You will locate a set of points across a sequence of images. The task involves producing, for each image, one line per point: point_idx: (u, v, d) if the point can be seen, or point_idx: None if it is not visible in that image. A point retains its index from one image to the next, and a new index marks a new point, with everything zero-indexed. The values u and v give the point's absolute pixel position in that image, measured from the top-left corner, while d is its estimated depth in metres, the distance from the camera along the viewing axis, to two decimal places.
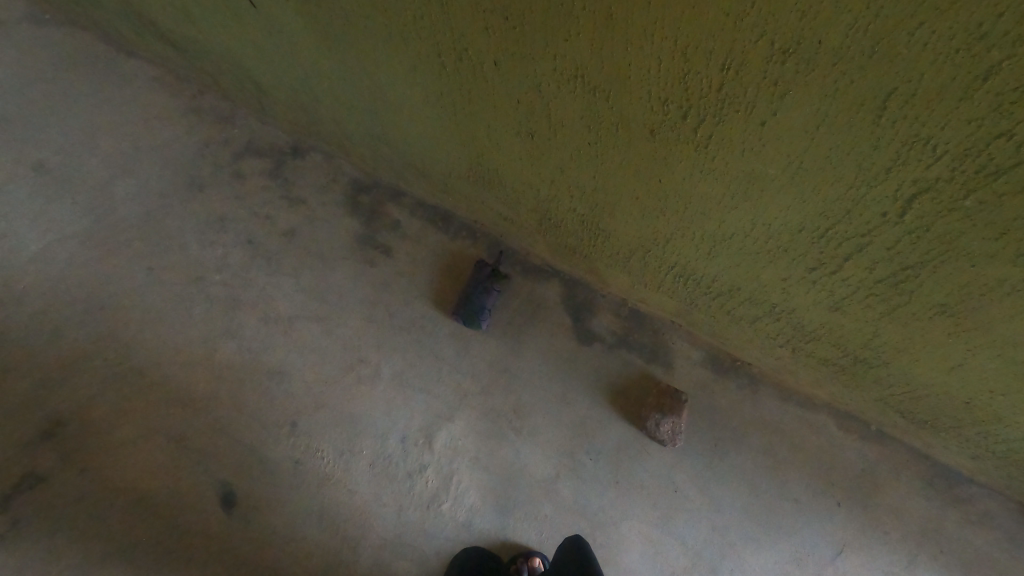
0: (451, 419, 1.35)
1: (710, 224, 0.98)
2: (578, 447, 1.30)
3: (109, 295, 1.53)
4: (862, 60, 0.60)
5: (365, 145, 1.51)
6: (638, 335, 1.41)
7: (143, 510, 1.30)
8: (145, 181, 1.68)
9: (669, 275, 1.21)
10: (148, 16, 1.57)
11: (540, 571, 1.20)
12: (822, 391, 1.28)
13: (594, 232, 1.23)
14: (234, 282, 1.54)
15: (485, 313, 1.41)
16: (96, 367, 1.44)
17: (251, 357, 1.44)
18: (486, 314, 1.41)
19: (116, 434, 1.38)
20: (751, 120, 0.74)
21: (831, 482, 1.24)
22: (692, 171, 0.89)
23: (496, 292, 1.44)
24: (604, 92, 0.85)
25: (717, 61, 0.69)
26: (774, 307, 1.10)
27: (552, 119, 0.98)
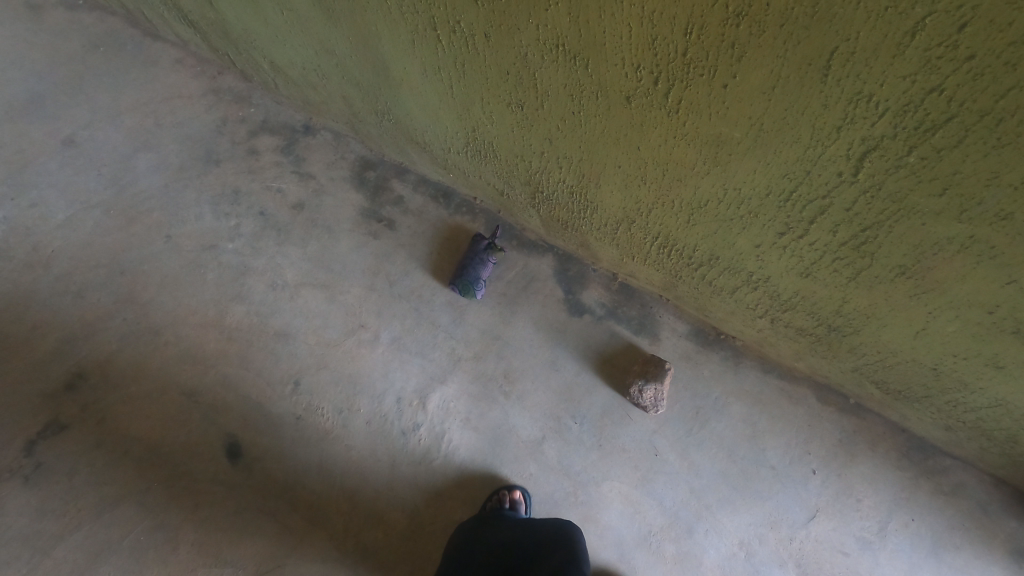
0: (445, 382, 1.42)
1: (686, 191, 1.04)
2: (564, 411, 1.36)
3: (130, 261, 1.63)
4: (805, 20, 0.65)
5: (371, 122, 1.59)
6: (626, 308, 1.46)
7: (155, 458, 1.39)
8: (166, 156, 1.78)
9: (654, 246, 1.26)
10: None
11: (520, 503, 1.25)
12: (801, 363, 1.32)
13: (582, 205, 1.29)
14: (246, 250, 1.62)
15: (482, 285, 1.48)
16: (116, 326, 1.54)
17: (259, 320, 1.53)
18: (483, 286, 1.48)
19: (133, 388, 1.47)
20: (715, 83, 0.80)
21: (807, 451, 1.28)
22: (667, 136, 0.94)
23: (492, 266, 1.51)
24: (583, 60, 0.91)
25: (681, 25, 0.75)
26: (750, 276, 1.14)
27: (539, 89, 1.04)
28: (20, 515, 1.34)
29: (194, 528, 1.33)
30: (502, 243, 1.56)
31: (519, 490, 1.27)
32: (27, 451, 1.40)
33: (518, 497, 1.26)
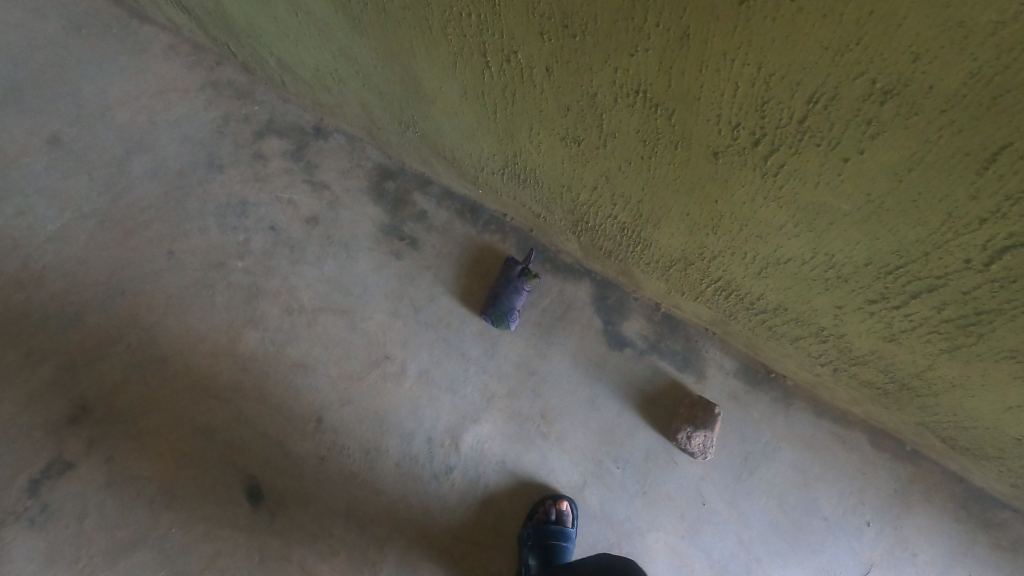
0: (478, 421, 1.33)
1: (765, 247, 0.93)
2: (605, 454, 1.29)
3: (130, 279, 1.50)
4: (976, 110, 0.54)
5: (391, 130, 1.44)
6: (669, 341, 1.37)
7: (169, 500, 1.31)
8: (164, 159, 1.63)
9: (711, 288, 1.16)
10: None
11: (567, 514, 1.21)
12: (857, 408, 1.25)
13: (633, 240, 1.18)
14: (257, 269, 1.50)
15: (514, 318, 1.38)
16: (120, 353, 1.43)
17: (275, 348, 1.42)
18: (515, 319, 1.38)
19: (142, 422, 1.37)
20: (833, 156, 0.68)
21: (862, 501, 1.23)
22: (755, 196, 0.83)
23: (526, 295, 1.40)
24: (667, 110, 0.78)
25: (806, 93, 0.63)
26: (821, 330, 1.05)
27: (604, 129, 0.91)
28: (29, 561, 1.26)
29: None
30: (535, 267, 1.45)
31: (565, 499, 1.24)
32: (30, 491, 1.31)
33: (565, 509, 1.22)
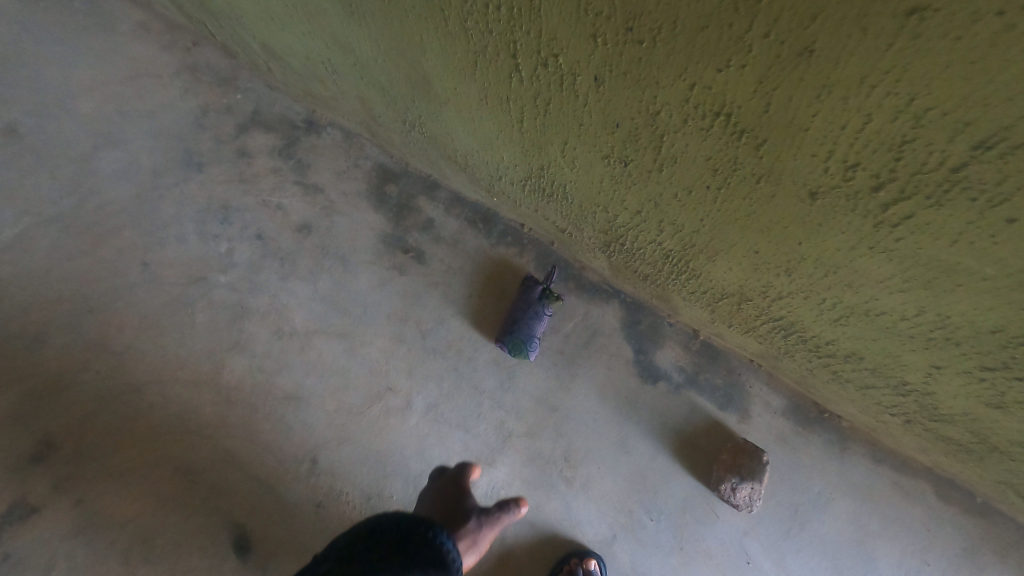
0: (493, 464, 1.19)
1: (851, 297, 0.77)
2: (636, 504, 1.15)
3: (99, 295, 1.32)
4: None
5: (394, 128, 1.26)
6: (709, 374, 1.22)
7: (148, 550, 1.17)
8: (135, 155, 1.44)
9: (768, 326, 1.00)
10: None
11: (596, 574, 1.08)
12: (924, 457, 1.10)
13: (678, 269, 1.01)
14: (242, 285, 1.33)
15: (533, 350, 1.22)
16: (89, 381, 1.27)
17: (264, 377, 1.27)
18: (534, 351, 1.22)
19: (116, 461, 1.23)
20: (990, 213, 0.52)
21: (926, 561, 1.10)
22: (856, 244, 0.67)
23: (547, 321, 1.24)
24: (755, 138, 0.61)
25: (977, 136, 0.46)
26: (902, 384, 0.90)
27: (661, 153, 0.74)
28: None
29: None
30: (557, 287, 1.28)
31: (594, 557, 1.10)
32: None
33: (593, 568, 1.09)
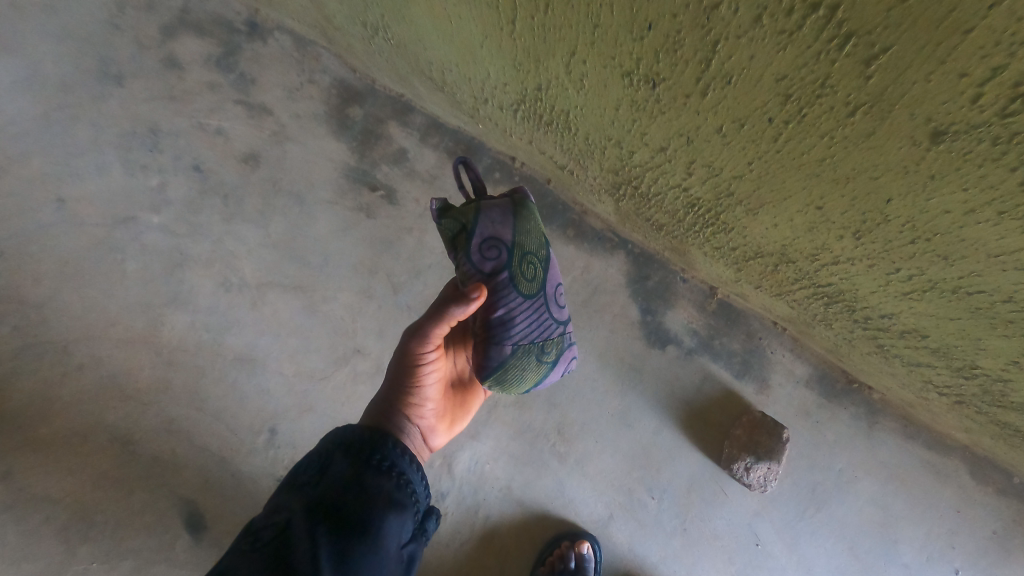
0: (477, 437, 1.04)
1: (939, 271, 0.59)
2: (638, 483, 1.02)
3: (6, 235, 1.11)
4: None
5: (353, 33, 1.01)
6: (726, 339, 1.05)
7: (87, 529, 1.04)
8: (38, 62, 1.17)
9: (807, 292, 0.83)
10: None
11: (588, 558, 0.97)
12: (963, 434, 0.98)
13: (706, 221, 0.82)
14: (178, 228, 1.12)
15: (540, 381, 0.63)
16: (4, 338, 1.09)
17: (210, 337, 1.09)
18: (551, 378, 0.64)
19: (44, 429, 1.07)
20: None
21: (951, 545, 1.00)
22: (975, 207, 0.48)
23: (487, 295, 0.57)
24: (871, 49, 0.40)
25: None
26: (966, 367, 0.75)
27: (712, 68, 0.52)
28: None
29: None
30: (449, 233, 0.59)
31: (587, 540, 0.99)
32: None
33: (586, 552, 0.98)
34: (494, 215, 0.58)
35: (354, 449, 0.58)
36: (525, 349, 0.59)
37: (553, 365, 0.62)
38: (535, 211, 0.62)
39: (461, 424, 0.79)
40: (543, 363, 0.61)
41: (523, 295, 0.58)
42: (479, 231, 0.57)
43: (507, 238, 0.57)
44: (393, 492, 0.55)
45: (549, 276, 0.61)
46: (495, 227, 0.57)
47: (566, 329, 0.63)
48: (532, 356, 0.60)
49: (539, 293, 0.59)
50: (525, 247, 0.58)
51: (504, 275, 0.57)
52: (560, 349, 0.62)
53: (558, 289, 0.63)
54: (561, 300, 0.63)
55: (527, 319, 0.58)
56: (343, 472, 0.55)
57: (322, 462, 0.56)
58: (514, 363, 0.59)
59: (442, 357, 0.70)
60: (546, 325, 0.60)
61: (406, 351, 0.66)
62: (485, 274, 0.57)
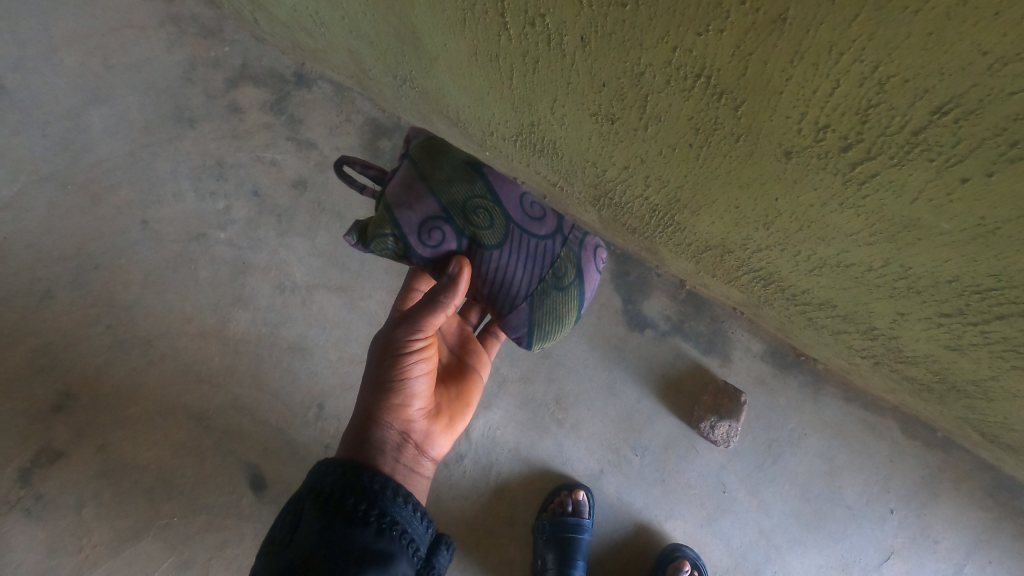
0: (489, 407, 1.24)
1: (824, 249, 0.81)
2: (623, 442, 1.23)
3: (102, 252, 1.36)
4: None
5: (384, 82, 1.27)
6: (694, 322, 1.27)
7: (169, 490, 1.26)
8: (126, 110, 1.43)
9: (749, 275, 1.05)
10: None
11: (584, 504, 1.17)
12: (891, 396, 1.19)
13: (665, 222, 1.05)
14: (242, 241, 1.37)
15: (582, 298, 0.76)
16: (100, 334, 1.32)
17: (269, 330, 1.33)
18: (589, 288, 0.77)
19: (132, 409, 1.30)
20: (946, 173, 0.55)
21: (887, 489, 1.19)
22: (826, 200, 0.70)
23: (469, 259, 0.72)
24: (734, 101, 0.63)
25: (933, 103, 0.49)
26: (870, 329, 0.96)
27: (645, 111, 0.75)
28: (28, 552, 1.22)
29: (225, 566, 1.23)
30: (390, 247, 0.72)
31: (581, 489, 1.19)
32: (23, 481, 1.25)
33: (581, 499, 1.18)
34: (408, 202, 0.70)
35: (328, 498, 0.65)
36: (542, 286, 0.73)
37: (575, 275, 0.74)
38: (446, 163, 0.73)
39: (458, 426, 0.88)
40: (567, 283, 0.74)
41: (492, 244, 0.71)
42: (410, 229, 0.70)
43: (434, 211, 0.70)
44: (376, 533, 0.63)
45: (505, 209, 0.72)
46: (419, 212, 0.70)
47: (559, 239, 0.74)
48: (553, 286, 0.73)
49: (506, 232, 0.71)
50: (453, 202, 0.70)
51: (465, 241, 0.71)
52: (569, 255, 0.74)
53: (518, 204, 0.73)
54: (530, 215, 0.73)
55: (518, 265, 0.72)
56: (315, 528, 0.61)
57: (298, 517, 0.64)
58: (540, 311, 0.73)
59: (428, 348, 0.79)
60: (536, 249, 0.72)
61: (394, 339, 0.76)
62: (449, 251, 0.72)
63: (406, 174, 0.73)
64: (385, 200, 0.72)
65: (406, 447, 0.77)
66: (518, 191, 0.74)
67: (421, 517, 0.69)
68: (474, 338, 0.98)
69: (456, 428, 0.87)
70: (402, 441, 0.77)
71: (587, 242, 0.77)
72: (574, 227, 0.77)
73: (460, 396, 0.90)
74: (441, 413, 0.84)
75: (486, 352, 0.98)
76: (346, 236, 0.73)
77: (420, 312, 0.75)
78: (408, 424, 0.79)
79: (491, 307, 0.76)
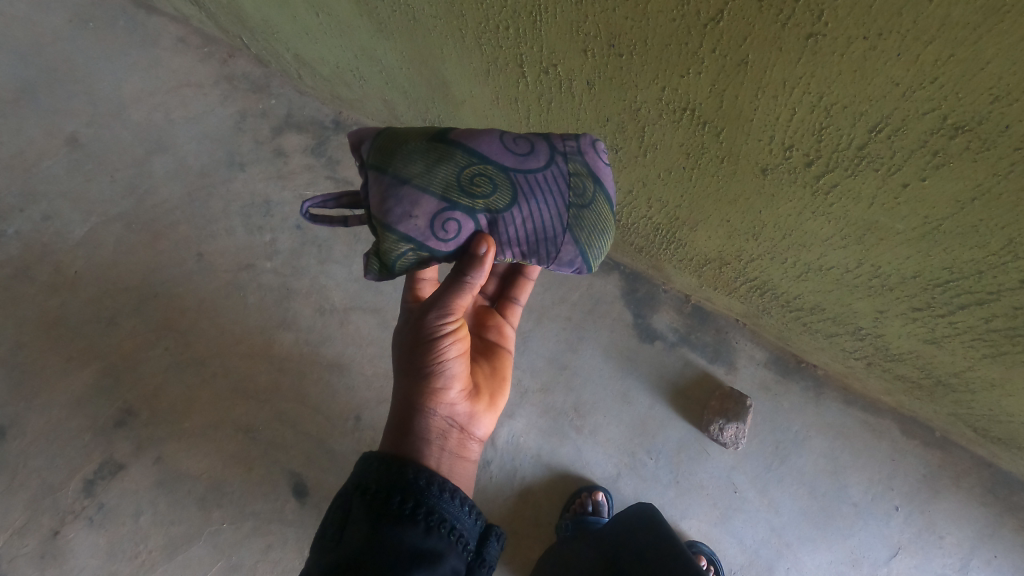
0: (512, 416, 1.33)
1: (807, 255, 0.92)
2: (638, 446, 1.32)
3: (161, 282, 1.51)
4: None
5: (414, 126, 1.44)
6: (700, 334, 1.38)
7: (219, 497, 1.37)
8: (184, 157, 1.61)
9: (745, 285, 1.16)
10: None
11: (603, 504, 1.26)
12: (889, 398, 1.28)
13: (667, 239, 1.17)
14: (286, 270, 1.52)
15: (612, 201, 0.69)
16: (159, 356, 1.46)
17: (310, 349, 1.46)
18: (613, 184, 0.70)
19: (187, 423, 1.42)
20: (890, 181, 0.68)
21: (890, 487, 1.27)
22: (801, 210, 0.82)
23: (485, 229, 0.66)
24: (715, 128, 0.77)
25: (868, 124, 0.62)
26: (858, 329, 1.06)
27: (643, 141, 0.89)
28: (91, 557, 1.33)
29: (270, 569, 1.33)
30: (413, 260, 0.67)
31: (600, 491, 1.28)
32: (87, 491, 1.37)
33: (600, 500, 1.26)
34: (406, 211, 0.64)
35: (372, 498, 0.63)
36: (573, 213, 0.66)
37: (594, 183, 0.67)
38: (413, 151, 0.65)
39: (499, 403, 0.89)
40: (591, 196, 0.67)
41: (506, 206, 0.65)
42: (424, 235, 0.64)
43: (437, 204, 0.64)
44: (424, 531, 0.61)
45: (497, 163, 0.65)
46: (422, 214, 0.64)
47: (559, 157, 0.67)
48: (582, 207, 0.67)
49: (512, 185, 0.65)
50: (447, 185, 0.64)
51: (481, 215, 0.66)
52: (578, 168, 0.67)
53: (503, 148, 0.66)
54: (520, 154, 0.66)
55: (540, 207, 0.66)
56: (362, 532, 0.60)
57: (345, 515, 0.63)
58: (586, 239, 0.67)
59: (460, 331, 0.78)
60: (545, 182, 0.66)
61: (425, 330, 0.75)
62: (471, 234, 0.66)
63: (379, 182, 0.65)
64: (379, 223, 0.65)
65: (449, 434, 0.77)
66: (495, 135, 0.66)
67: (469, 509, 0.66)
68: (493, 312, 0.98)
69: (497, 405, 0.88)
70: (446, 428, 0.77)
71: (584, 145, 0.69)
72: (564, 136, 0.69)
73: (495, 372, 0.91)
74: (482, 394, 0.85)
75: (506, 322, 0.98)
76: (368, 276, 0.69)
77: (447, 298, 0.73)
78: (450, 408, 0.79)
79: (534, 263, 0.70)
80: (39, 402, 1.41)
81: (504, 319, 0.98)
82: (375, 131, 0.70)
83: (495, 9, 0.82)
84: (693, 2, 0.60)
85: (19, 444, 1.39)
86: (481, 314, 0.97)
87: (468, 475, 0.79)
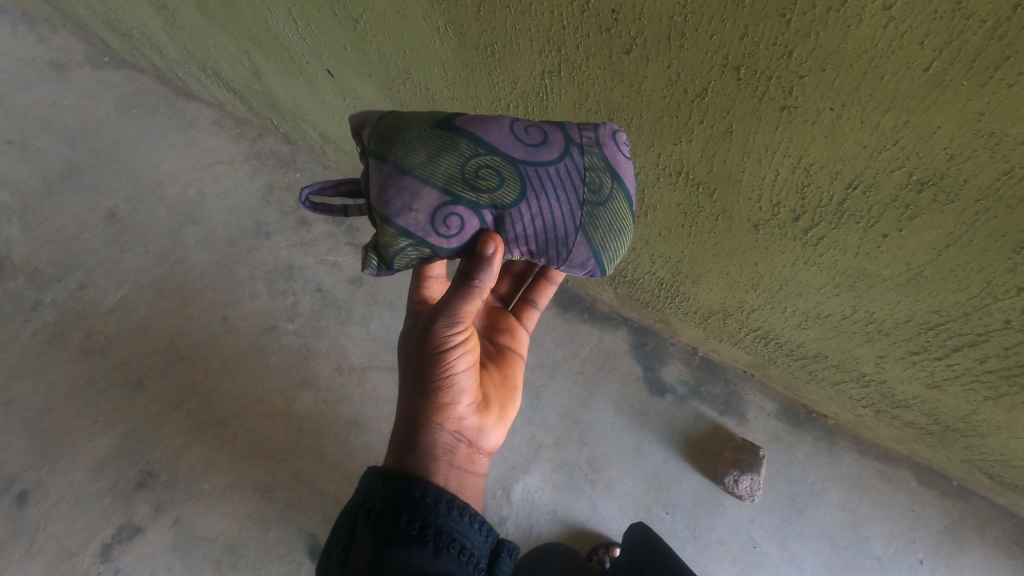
0: (528, 471, 1.34)
1: (804, 304, 0.98)
2: (654, 501, 1.32)
3: (187, 346, 1.58)
4: (989, 203, 0.62)
5: None
6: (709, 386, 1.41)
7: (235, 560, 1.37)
8: (213, 228, 1.72)
9: (749, 336, 1.20)
10: (223, 73, 1.67)
11: None
12: (902, 446, 1.29)
13: (671, 293, 1.22)
14: (307, 331, 1.59)
15: (629, 194, 0.71)
16: (181, 418, 1.50)
17: (329, 408, 1.50)
18: (632, 178, 0.72)
19: (205, 484, 1.44)
20: (871, 232, 0.74)
21: (913, 539, 1.26)
22: (794, 262, 0.88)
23: (490, 224, 0.69)
24: (709, 189, 0.84)
25: (844, 181, 0.69)
26: (862, 376, 1.09)
27: (645, 203, 0.97)
28: None
29: None
30: (413, 254, 0.69)
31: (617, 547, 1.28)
32: (103, 556, 1.37)
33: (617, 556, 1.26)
34: (406, 204, 0.66)
35: (378, 516, 0.66)
36: (587, 211, 0.69)
37: (612, 178, 0.70)
38: (414, 140, 0.67)
39: (509, 414, 0.92)
40: (607, 192, 0.69)
41: (514, 200, 0.67)
42: (424, 229, 0.67)
43: (439, 197, 0.66)
44: (433, 552, 0.63)
45: (503, 154, 0.67)
46: (422, 207, 0.66)
47: (575, 149, 0.69)
48: (596, 204, 0.69)
49: (520, 177, 0.67)
50: (449, 177, 0.66)
51: (487, 211, 0.68)
52: (595, 161, 0.69)
53: (513, 138, 0.68)
54: (531, 144, 0.68)
55: (551, 203, 0.68)
56: (368, 551, 0.62)
57: (352, 535, 0.65)
58: (598, 239, 0.69)
59: (468, 342, 0.81)
60: (558, 176, 0.68)
61: (436, 340, 0.78)
62: (475, 231, 0.68)
63: (380, 171, 0.67)
64: (379, 216, 0.67)
65: (458, 448, 0.80)
66: (506, 123, 0.69)
67: (480, 527, 0.69)
68: (508, 314, 1.04)
69: (506, 416, 0.91)
70: (454, 443, 0.80)
71: (603, 136, 0.71)
72: (583, 129, 0.72)
73: (506, 380, 0.95)
74: (491, 406, 0.88)
75: (519, 325, 1.04)
76: (366, 269, 0.71)
77: (457, 307, 0.76)
78: (457, 423, 0.82)
79: (545, 262, 0.72)
80: (62, 466, 1.44)
81: (518, 322, 1.04)
82: (377, 118, 0.73)
83: (506, 91, 0.92)
84: (682, 82, 0.69)
85: (40, 508, 1.40)
86: (494, 316, 1.03)
87: (476, 488, 0.81)
